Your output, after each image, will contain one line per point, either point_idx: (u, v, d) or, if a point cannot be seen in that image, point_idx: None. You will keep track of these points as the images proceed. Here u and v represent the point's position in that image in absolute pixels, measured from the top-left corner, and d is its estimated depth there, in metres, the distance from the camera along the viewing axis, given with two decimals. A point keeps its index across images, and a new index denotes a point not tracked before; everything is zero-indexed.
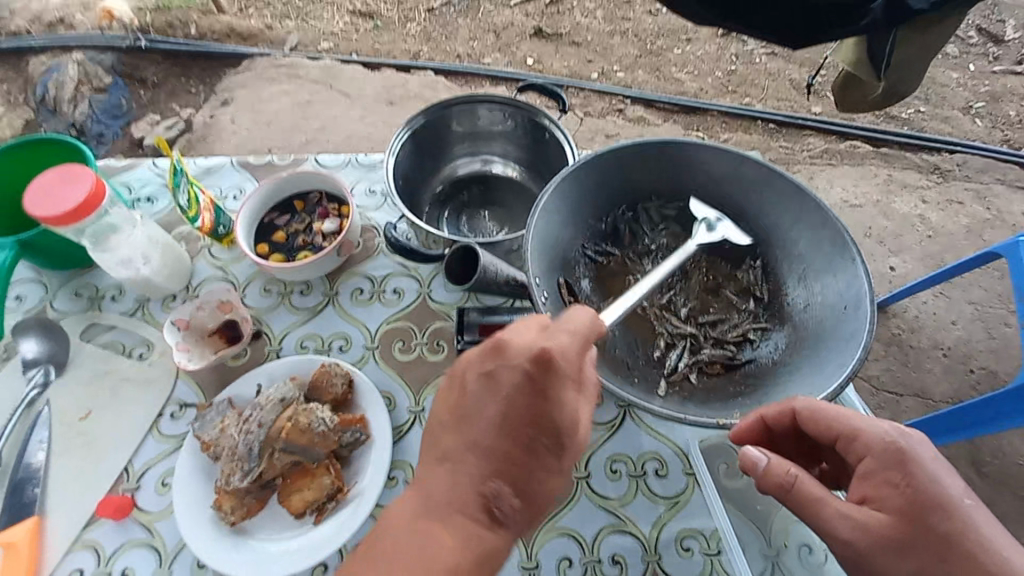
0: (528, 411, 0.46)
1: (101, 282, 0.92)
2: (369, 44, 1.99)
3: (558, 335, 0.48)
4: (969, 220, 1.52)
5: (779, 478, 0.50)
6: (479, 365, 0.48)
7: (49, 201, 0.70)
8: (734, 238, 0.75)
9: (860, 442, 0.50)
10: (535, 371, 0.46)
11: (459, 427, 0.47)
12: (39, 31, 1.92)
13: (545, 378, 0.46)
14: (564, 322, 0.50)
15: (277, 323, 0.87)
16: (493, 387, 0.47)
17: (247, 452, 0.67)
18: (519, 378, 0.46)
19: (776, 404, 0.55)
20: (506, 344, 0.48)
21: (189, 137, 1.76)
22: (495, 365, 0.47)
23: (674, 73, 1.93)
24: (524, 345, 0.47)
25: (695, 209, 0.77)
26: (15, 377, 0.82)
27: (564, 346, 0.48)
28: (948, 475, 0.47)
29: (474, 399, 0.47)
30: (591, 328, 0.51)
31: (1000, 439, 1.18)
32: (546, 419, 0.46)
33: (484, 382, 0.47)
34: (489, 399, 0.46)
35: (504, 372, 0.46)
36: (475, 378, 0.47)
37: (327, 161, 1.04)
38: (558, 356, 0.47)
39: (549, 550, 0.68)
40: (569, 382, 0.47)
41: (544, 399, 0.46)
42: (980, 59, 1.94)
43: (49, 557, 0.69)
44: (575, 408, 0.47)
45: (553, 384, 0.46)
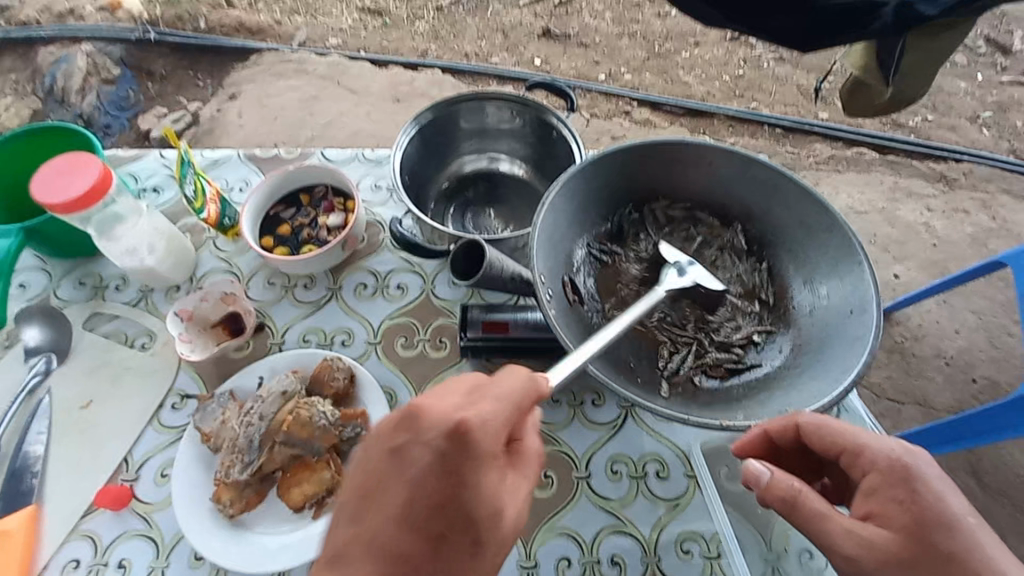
0: (439, 496, 0.41)
1: (106, 271, 0.92)
2: (377, 42, 2.00)
3: (480, 403, 0.43)
4: (975, 230, 1.51)
5: (782, 492, 0.50)
6: (388, 440, 0.42)
7: (56, 190, 0.70)
8: (706, 282, 0.74)
9: (864, 458, 0.50)
10: (447, 447, 0.41)
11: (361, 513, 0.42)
12: (48, 22, 1.92)
13: (456, 458, 0.41)
14: (495, 385, 0.45)
15: (280, 317, 0.87)
16: (401, 467, 0.41)
17: (247, 444, 0.67)
18: (430, 458, 0.41)
19: (781, 418, 0.55)
20: (418, 414, 0.42)
21: (196, 130, 1.75)
22: (406, 440, 0.42)
23: (681, 76, 1.92)
24: (439, 416, 0.42)
25: (666, 253, 0.76)
26: (17, 365, 0.82)
27: (486, 416, 0.42)
28: (954, 494, 0.47)
29: (380, 482, 0.42)
30: (524, 393, 0.45)
31: (1001, 451, 1.18)
32: (455, 504, 0.41)
33: (391, 460, 0.42)
34: (395, 481, 0.41)
35: (414, 450, 0.41)
36: (383, 454, 0.42)
37: (333, 156, 1.04)
38: (475, 428, 0.41)
39: (548, 549, 0.68)
40: (488, 460, 0.42)
41: (455, 481, 0.41)
42: (988, 68, 1.94)
43: (46, 545, 0.69)
44: (490, 489, 0.42)
45: (466, 462, 0.41)
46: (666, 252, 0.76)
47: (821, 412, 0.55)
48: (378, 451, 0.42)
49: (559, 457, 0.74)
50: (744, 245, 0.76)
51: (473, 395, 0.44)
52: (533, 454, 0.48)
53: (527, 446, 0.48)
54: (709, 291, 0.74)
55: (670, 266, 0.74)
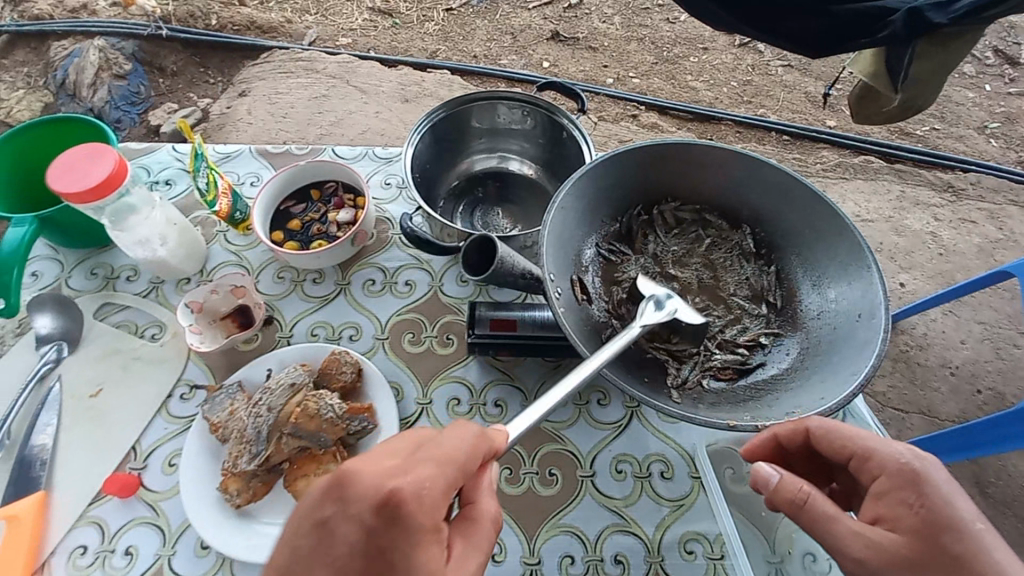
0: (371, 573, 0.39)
1: (117, 262, 0.93)
2: (387, 42, 2.01)
3: (418, 467, 0.41)
4: (981, 240, 1.51)
5: (790, 495, 0.51)
6: (315, 510, 0.40)
7: (74, 178, 0.71)
8: (684, 315, 0.68)
9: (873, 462, 0.51)
10: (375, 521, 0.39)
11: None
12: (61, 16, 1.94)
13: (386, 534, 0.39)
14: (439, 446, 0.43)
15: (289, 310, 0.88)
16: (328, 542, 0.39)
17: (255, 435, 0.68)
18: (358, 531, 0.39)
19: (790, 423, 0.57)
20: (348, 483, 0.39)
21: (205, 126, 1.76)
22: (334, 512, 0.39)
23: (689, 81, 1.93)
24: (372, 483, 0.39)
25: (643, 288, 0.72)
26: (29, 352, 0.83)
27: (423, 482, 0.40)
28: (963, 497, 0.47)
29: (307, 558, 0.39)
30: (468, 453, 0.44)
31: (1005, 463, 1.17)
32: None
33: (318, 533, 0.39)
34: (323, 556, 0.39)
35: (339, 525, 0.39)
36: (311, 526, 0.40)
37: (344, 152, 1.05)
38: (408, 499, 0.39)
39: (551, 546, 0.68)
40: (426, 533, 0.40)
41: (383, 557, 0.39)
42: (996, 79, 1.94)
43: (54, 531, 0.69)
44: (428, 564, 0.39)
45: (399, 537, 0.39)
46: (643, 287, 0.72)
47: (827, 417, 0.56)
48: (304, 523, 0.40)
49: (565, 456, 0.75)
50: (752, 247, 0.76)
51: (414, 454, 0.42)
52: (483, 518, 0.46)
53: (479, 509, 0.47)
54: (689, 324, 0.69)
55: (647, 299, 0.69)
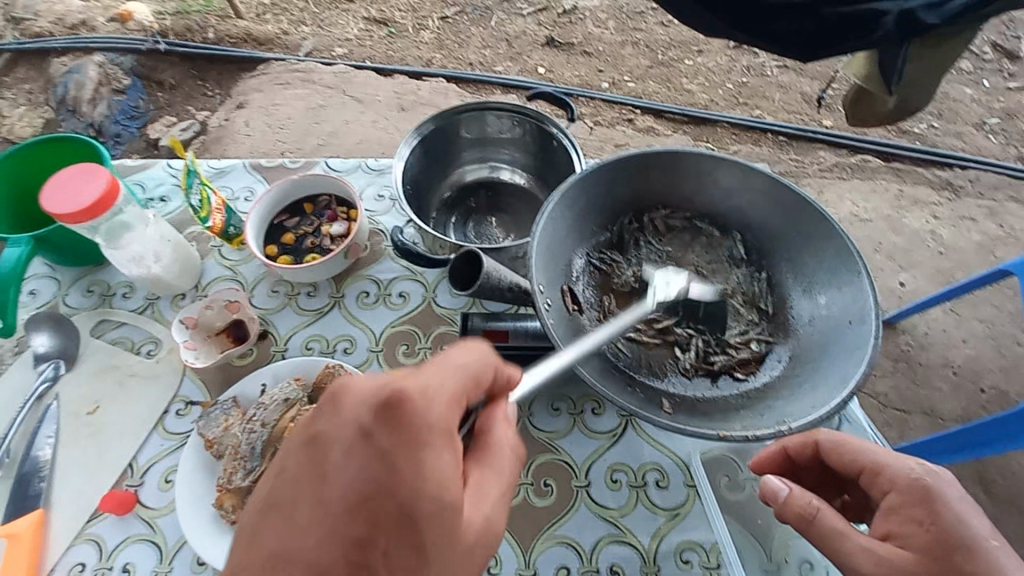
0: (375, 478, 0.36)
1: (113, 279, 0.94)
2: (383, 51, 2.02)
3: (421, 376, 0.41)
4: (980, 237, 1.50)
5: (801, 507, 0.50)
6: (308, 425, 0.38)
7: (66, 197, 0.72)
8: (691, 292, 0.74)
9: (884, 477, 0.51)
10: (374, 420, 0.37)
11: (286, 505, 0.36)
12: (60, 33, 1.96)
13: (388, 434, 0.37)
14: (448, 359, 0.44)
15: (283, 325, 0.88)
16: (326, 453, 0.37)
17: (250, 450, 0.68)
18: (361, 436, 0.37)
19: (799, 436, 0.58)
20: (343, 392, 0.39)
21: (203, 139, 1.77)
22: (330, 423, 0.38)
23: (684, 84, 1.93)
24: (373, 387, 0.39)
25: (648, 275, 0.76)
26: (28, 370, 0.83)
27: (421, 388, 0.40)
28: (976, 516, 0.46)
29: (293, 480, 0.36)
30: (474, 369, 0.44)
31: (1010, 461, 1.16)
32: (393, 490, 0.36)
33: (316, 449, 0.37)
34: (316, 471, 0.36)
35: (335, 430, 0.37)
36: (300, 444, 0.38)
37: (337, 165, 1.05)
38: (409, 398, 0.38)
39: (547, 559, 0.68)
40: (433, 434, 0.39)
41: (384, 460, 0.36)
42: (995, 75, 1.93)
43: (52, 550, 0.69)
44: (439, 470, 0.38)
45: (401, 440, 0.37)
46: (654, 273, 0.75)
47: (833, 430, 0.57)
48: (293, 443, 0.38)
49: (559, 465, 0.75)
50: (743, 254, 0.76)
51: (417, 371, 0.42)
52: (498, 449, 0.46)
53: (496, 437, 0.46)
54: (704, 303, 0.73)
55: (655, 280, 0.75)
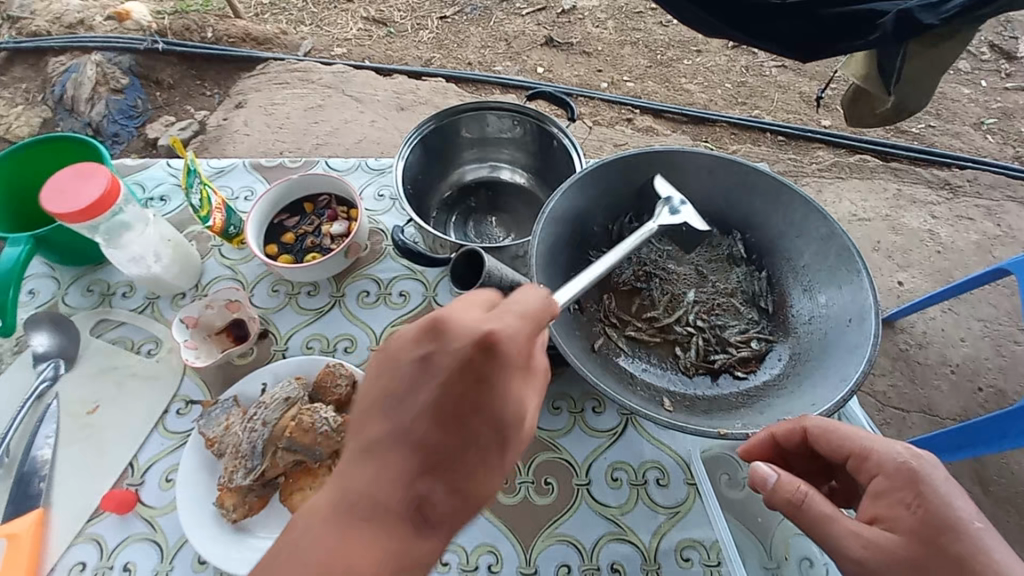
0: (473, 402, 0.37)
1: (112, 278, 0.93)
2: (382, 51, 2.02)
3: (511, 316, 0.39)
4: (978, 236, 1.50)
5: (789, 493, 0.50)
6: (415, 346, 0.39)
7: (65, 197, 0.72)
8: (694, 223, 0.75)
9: (871, 461, 0.50)
10: (476, 353, 0.37)
11: (394, 412, 0.38)
12: (58, 32, 1.95)
13: (489, 367, 0.37)
14: (517, 302, 0.40)
15: (284, 324, 0.88)
16: (429, 373, 0.38)
17: (250, 450, 0.68)
18: (460, 364, 0.37)
19: (787, 423, 0.55)
20: (445, 322, 0.38)
21: (202, 138, 1.77)
22: (434, 348, 0.38)
23: (683, 84, 1.94)
24: (471, 324, 0.38)
25: (659, 187, 0.75)
26: (26, 370, 0.83)
27: (516, 326, 0.38)
28: (961, 497, 0.46)
29: (405, 392, 0.38)
30: (551, 308, 0.42)
31: (1007, 460, 1.17)
32: (489, 414, 0.38)
33: (418, 368, 0.38)
34: (422, 389, 0.38)
35: (441, 357, 0.37)
36: (407, 363, 0.39)
37: (337, 165, 1.06)
38: (509, 338, 0.37)
39: (547, 556, 0.68)
40: (520, 370, 0.39)
41: (483, 389, 0.37)
42: (992, 75, 1.94)
43: (51, 550, 0.69)
44: (525, 399, 0.40)
45: (498, 374, 0.37)
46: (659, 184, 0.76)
47: (820, 416, 0.56)
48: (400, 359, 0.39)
49: (560, 464, 0.75)
50: (742, 253, 0.77)
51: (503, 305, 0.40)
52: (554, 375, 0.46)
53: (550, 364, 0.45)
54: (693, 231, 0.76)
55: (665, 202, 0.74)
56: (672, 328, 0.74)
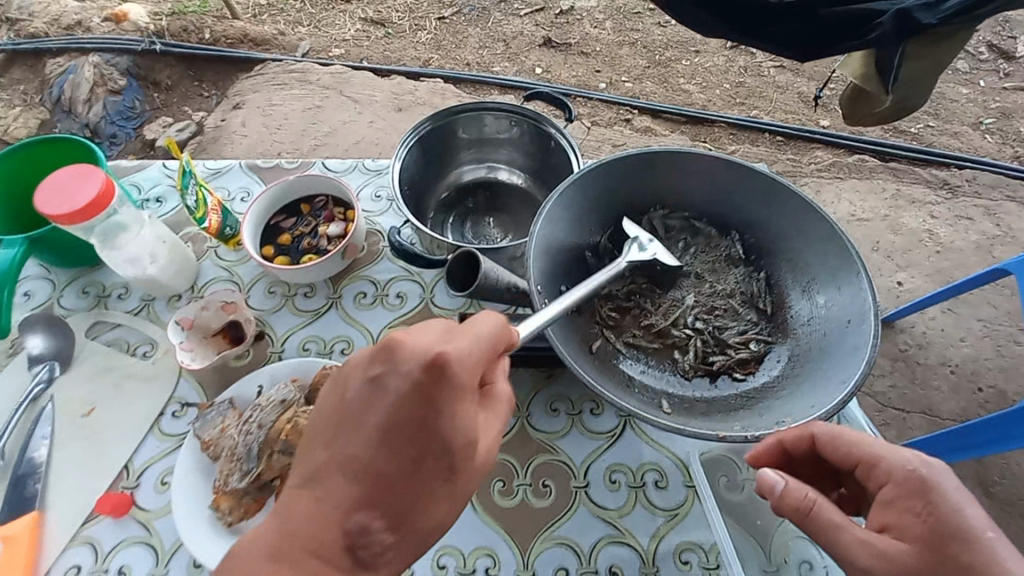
0: (420, 423, 0.41)
1: (108, 280, 0.93)
2: (380, 51, 2.02)
3: (461, 338, 0.43)
4: (978, 237, 1.50)
5: (797, 501, 0.50)
6: (366, 367, 0.43)
7: (60, 199, 0.71)
8: (664, 259, 0.74)
9: (880, 469, 0.50)
10: (423, 377, 0.41)
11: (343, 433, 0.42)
12: (57, 34, 1.95)
13: (435, 389, 0.41)
14: (472, 324, 0.45)
15: (280, 326, 0.87)
16: (378, 395, 0.42)
17: (246, 453, 0.68)
18: (407, 387, 0.41)
19: (795, 429, 0.56)
20: (397, 345, 0.42)
21: (200, 139, 1.77)
22: (384, 370, 0.42)
23: (682, 84, 1.94)
24: (421, 347, 0.42)
25: (628, 228, 0.74)
26: (21, 372, 0.82)
27: (463, 351, 0.42)
28: (971, 505, 0.46)
29: (355, 411, 0.42)
30: (499, 333, 0.46)
31: (1008, 460, 1.17)
32: (433, 435, 0.41)
33: (369, 390, 0.42)
34: (373, 409, 0.42)
35: (391, 378, 0.42)
36: (360, 383, 0.43)
37: (334, 165, 1.05)
38: (454, 361, 0.41)
39: (545, 559, 0.68)
40: (468, 392, 0.42)
41: (429, 410, 0.41)
42: (991, 75, 1.94)
43: (47, 553, 0.69)
44: (470, 421, 0.43)
45: (443, 396, 0.41)
46: (627, 226, 0.74)
47: (824, 421, 0.55)
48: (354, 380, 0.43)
49: (557, 466, 0.74)
50: (741, 254, 0.76)
51: (453, 332, 0.44)
52: (504, 399, 0.49)
53: (499, 389, 0.49)
54: (664, 266, 0.75)
55: (632, 240, 0.73)
56: (671, 331, 0.73)
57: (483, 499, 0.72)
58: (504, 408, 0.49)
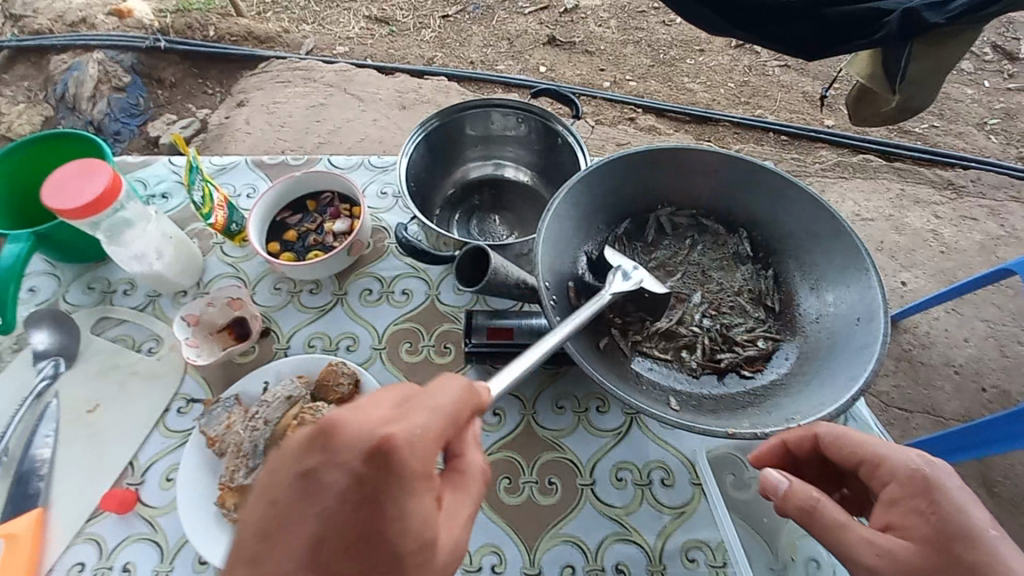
0: (362, 524, 0.35)
1: (114, 276, 0.93)
2: (384, 49, 2.02)
3: (410, 417, 0.38)
4: (983, 237, 1.49)
5: (801, 500, 0.50)
6: (296, 463, 0.36)
7: (70, 194, 0.71)
8: (650, 286, 0.70)
9: (884, 469, 0.49)
10: (364, 469, 0.35)
11: (268, 541, 0.35)
12: (60, 31, 1.95)
13: (378, 483, 0.36)
14: (425, 397, 0.40)
15: (286, 322, 0.87)
16: (312, 495, 0.35)
17: (252, 449, 0.67)
18: (346, 484, 0.35)
19: (798, 430, 0.55)
20: (335, 432, 0.36)
21: (204, 136, 1.76)
22: (319, 463, 0.35)
23: (686, 83, 1.93)
24: (362, 431, 0.36)
25: (610, 258, 0.72)
26: (26, 368, 0.82)
27: (412, 431, 0.37)
28: (975, 505, 0.45)
29: (285, 517, 0.35)
30: (457, 405, 0.41)
31: (1012, 461, 1.16)
32: (377, 539, 0.36)
33: (300, 488, 0.35)
34: (306, 513, 0.35)
35: (326, 474, 0.35)
36: (290, 480, 0.36)
37: (340, 162, 1.05)
38: (400, 446, 0.36)
39: (551, 557, 0.67)
40: (419, 481, 0.37)
41: (371, 509, 0.36)
42: (995, 75, 1.93)
43: (50, 551, 0.69)
44: (421, 517, 0.38)
45: (388, 489, 0.36)
46: (609, 257, 0.72)
47: (832, 422, 0.55)
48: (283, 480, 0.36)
49: (564, 463, 0.74)
50: (749, 251, 0.76)
51: (401, 410, 0.39)
52: (474, 473, 0.45)
53: (470, 462, 0.45)
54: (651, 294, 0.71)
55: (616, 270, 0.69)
56: (679, 330, 0.72)
57: (488, 496, 0.72)
58: (477, 485, 0.44)
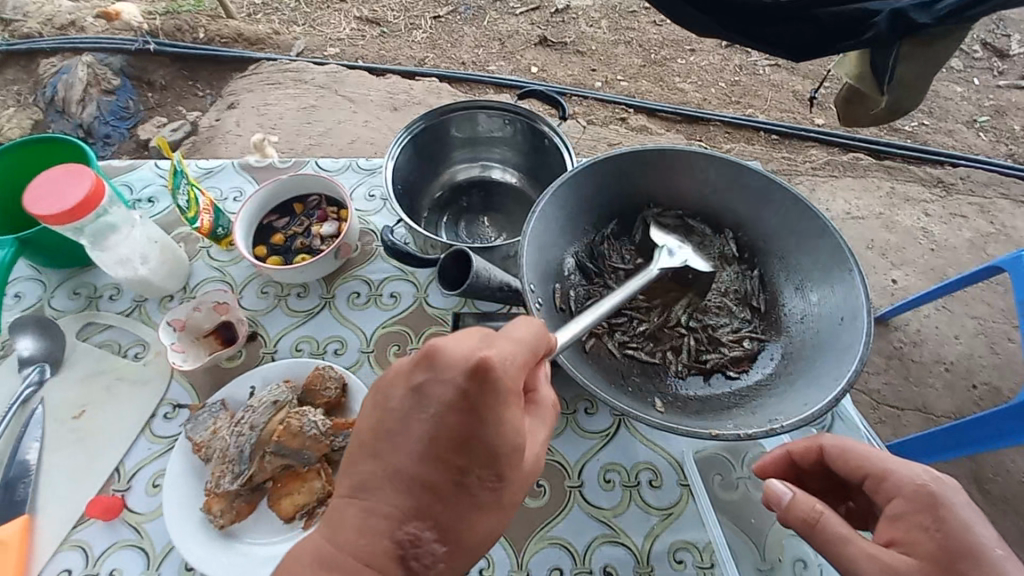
0: (466, 432, 0.41)
1: (100, 281, 0.92)
2: (375, 51, 2.01)
3: (499, 343, 0.43)
4: (972, 235, 1.50)
5: (804, 512, 0.50)
6: (407, 377, 0.42)
7: (52, 199, 0.71)
8: (694, 263, 0.74)
9: (888, 484, 0.50)
10: (467, 385, 0.40)
11: (385, 439, 0.42)
12: (50, 34, 1.94)
13: (479, 397, 0.40)
14: (509, 329, 0.45)
15: (273, 326, 0.87)
16: (423, 403, 0.41)
17: (237, 454, 0.67)
18: (451, 396, 0.41)
19: (805, 442, 0.57)
20: (437, 352, 0.41)
21: (194, 139, 1.76)
22: (426, 378, 0.41)
23: (677, 83, 1.94)
24: (459, 355, 0.41)
25: (654, 237, 0.76)
26: (11, 374, 0.82)
27: (504, 355, 0.42)
28: (982, 523, 0.45)
29: (398, 422, 0.42)
30: (537, 338, 0.45)
31: (1003, 457, 1.17)
32: (479, 444, 0.41)
33: (412, 398, 0.42)
34: (416, 419, 0.41)
35: (432, 387, 0.41)
36: (402, 393, 0.42)
37: (327, 165, 1.05)
38: (497, 366, 0.40)
39: (540, 559, 0.67)
40: (512, 399, 0.41)
41: (474, 419, 0.40)
42: (985, 73, 1.94)
43: (37, 557, 0.68)
44: (516, 429, 0.42)
45: (489, 403, 0.40)
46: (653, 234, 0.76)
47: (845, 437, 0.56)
48: (398, 391, 0.42)
49: (553, 466, 0.74)
50: (735, 252, 0.75)
51: (492, 337, 0.44)
52: (549, 401, 0.50)
53: (545, 394, 0.50)
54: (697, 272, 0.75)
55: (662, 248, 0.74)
56: (665, 330, 0.72)
57: None
58: (552, 409, 0.50)
